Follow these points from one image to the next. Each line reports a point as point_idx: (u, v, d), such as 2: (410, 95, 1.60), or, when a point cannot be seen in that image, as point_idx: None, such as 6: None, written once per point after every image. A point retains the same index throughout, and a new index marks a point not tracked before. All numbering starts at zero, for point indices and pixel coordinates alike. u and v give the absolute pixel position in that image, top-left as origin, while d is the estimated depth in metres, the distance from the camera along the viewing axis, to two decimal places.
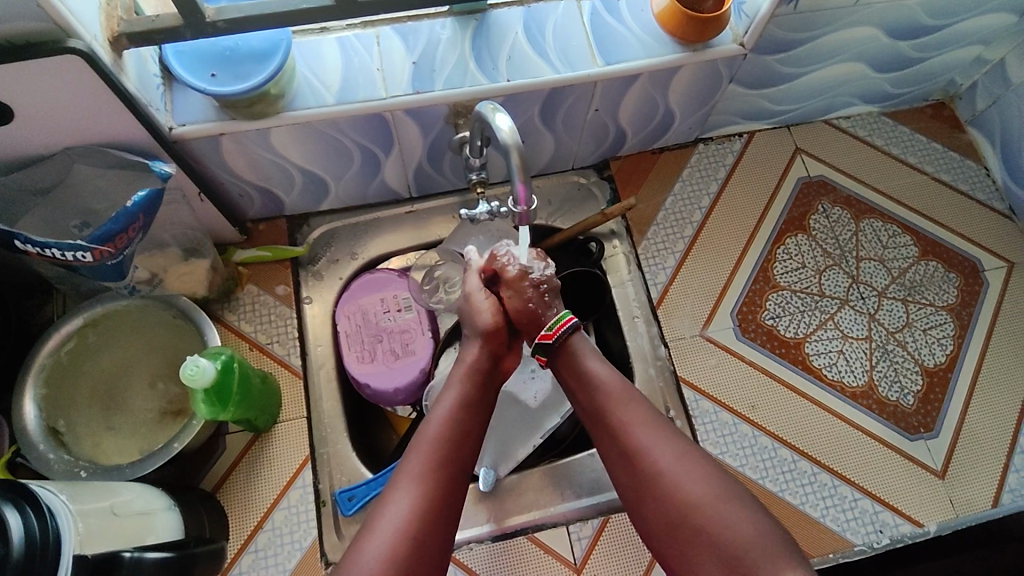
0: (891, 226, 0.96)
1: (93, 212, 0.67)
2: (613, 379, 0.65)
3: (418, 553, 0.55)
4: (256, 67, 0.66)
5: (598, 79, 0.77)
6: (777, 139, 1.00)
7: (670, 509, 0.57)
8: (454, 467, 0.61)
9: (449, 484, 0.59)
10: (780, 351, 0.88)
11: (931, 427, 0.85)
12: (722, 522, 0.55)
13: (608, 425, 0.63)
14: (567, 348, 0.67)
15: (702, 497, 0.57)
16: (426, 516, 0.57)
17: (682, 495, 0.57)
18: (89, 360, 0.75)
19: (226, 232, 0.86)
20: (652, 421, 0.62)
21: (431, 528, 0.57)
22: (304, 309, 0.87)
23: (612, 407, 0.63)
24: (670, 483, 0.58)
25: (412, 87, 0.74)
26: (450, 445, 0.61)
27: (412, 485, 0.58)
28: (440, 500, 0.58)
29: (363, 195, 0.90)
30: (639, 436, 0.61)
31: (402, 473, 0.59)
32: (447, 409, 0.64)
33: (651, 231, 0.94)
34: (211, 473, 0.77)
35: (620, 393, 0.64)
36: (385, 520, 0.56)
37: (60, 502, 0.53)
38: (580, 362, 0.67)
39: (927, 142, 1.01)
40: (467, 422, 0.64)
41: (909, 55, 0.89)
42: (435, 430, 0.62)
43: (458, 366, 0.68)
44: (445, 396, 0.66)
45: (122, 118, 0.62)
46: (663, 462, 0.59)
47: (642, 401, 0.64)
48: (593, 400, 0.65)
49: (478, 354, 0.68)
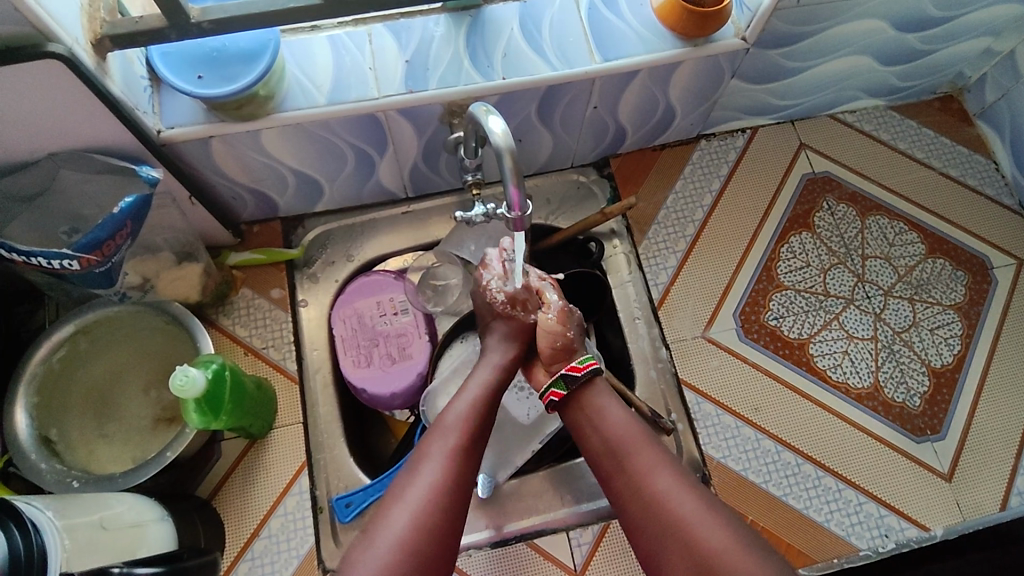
0: (898, 223, 0.94)
1: (82, 217, 0.64)
2: (629, 424, 0.65)
3: (445, 515, 0.58)
4: (243, 68, 0.64)
5: (596, 76, 0.75)
6: (780, 135, 0.98)
7: (688, 558, 0.55)
8: (480, 442, 0.64)
9: (474, 459, 0.63)
10: (784, 352, 0.86)
11: (938, 429, 0.83)
12: (743, 568, 0.53)
13: (625, 469, 0.62)
14: (591, 385, 0.68)
15: (722, 542, 0.55)
16: (453, 485, 0.60)
17: (705, 545, 0.55)
18: (82, 366, 0.74)
19: (219, 235, 0.84)
20: (671, 466, 0.61)
21: (457, 494, 0.60)
22: (300, 312, 0.86)
23: (628, 450, 0.63)
24: (694, 528, 0.56)
25: (405, 86, 0.72)
26: (478, 421, 0.65)
27: (441, 454, 0.62)
28: (466, 470, 0.62)
29: (358, 196, 0.89)
30: (656, 478, 0.60)
31: (431, 443, 0.63)
32: (477, 389, 0.68)
33: (652, 230, 0.92)
34: (207, 480, 0.77)
35: (636, 437, 0.63)
36: (415, 487, 0.59)
37: (46, 518, 0.52)
38: (597, 406, 0.67)
39: (935, 136, 0.98)
40: (494, 403, 0.68)
41: (917, 47, 0.87)
42: (465, 406, 0.66)
43: (492, 351, 0.72)
44: (476, 377, 0.69)
45: (107, 123, 0.61)
46: (683, 506, 0.57)
47: (658, 444, 0.63)
48: (607, 444, 0.64)
49: (513, 349, 0.72)
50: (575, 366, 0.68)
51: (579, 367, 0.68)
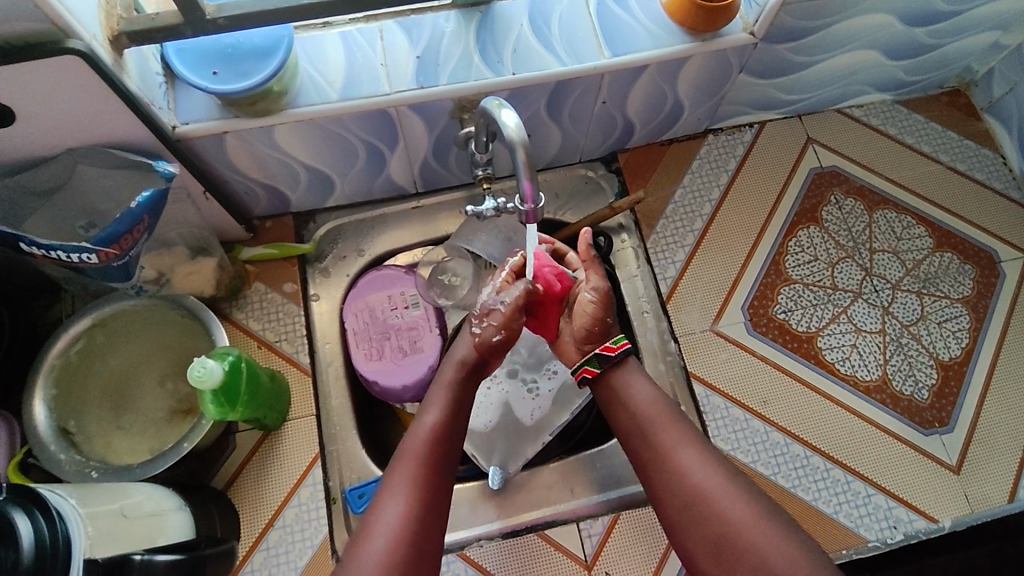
0: (905, 217, 0.94)
1: (98, 212, 0.67)
2: (655, 401, 0.66)
3: (416, 554, 0.56)
4: (257, 64, 0.65)
5: (606, 71, 0.75)
6: (787, 130, 0.98)
7: (711, 531, 0.57)
8: (443, 467, 0.61)
9: (439, 480, 0.61)
10: (792, 345, 0.87)
11: (946, 422, 0.83)
12: (764, 542, 0.55)
13: (652, 446, 0.63)
14: (623, 364, 0.69)
15: (744, 516, 0.56)
16: (420, 514, 0.57)
17: (729, 519, 0.56)
18: (99, 359, 0.75)
19: (232, 230, 0.85)
20: (697, 442, 0.62)
21: (425, 528, 0.57)
22: (312, 306, 0.87)
23: (654, 427, 0.64)
24: (718, 504, 0.57)
25: (417, 82, 0.73)
26: (441, 445, 0.62)
27: (404, 487, 0.59)
28: (431, 501, 0.59)
29: (369, 191, 0.90)
30: (681, 455, 0.61)
31: (394, 476, 0.60)
32: (437, 411, 0.64)
33: (660, 225, 0.92)
34: (222, 471, 0.78)
35: (662, 414, 0.65)
36: (382, 523, 0.56)
37: (69, 505, 0.53)
38: (625, 384, 0.67)
39: (942, 130, 0.99)
40: (457, 423, 0.65)
41: (924, 41, 0.87)
42: (426, 431, 0.62)
43: (449, 366, 0.68)
44: (435, 397, 0.66)
45: (125, 119, 0.62)
46: (707, 480, 0.59)
47: (684, 421, 0.65)
48: (634, 421, 0.65)
49: (472, 358, 0.68)
50: (609, 347, 0.69)
51: (614, 346, 0.69)
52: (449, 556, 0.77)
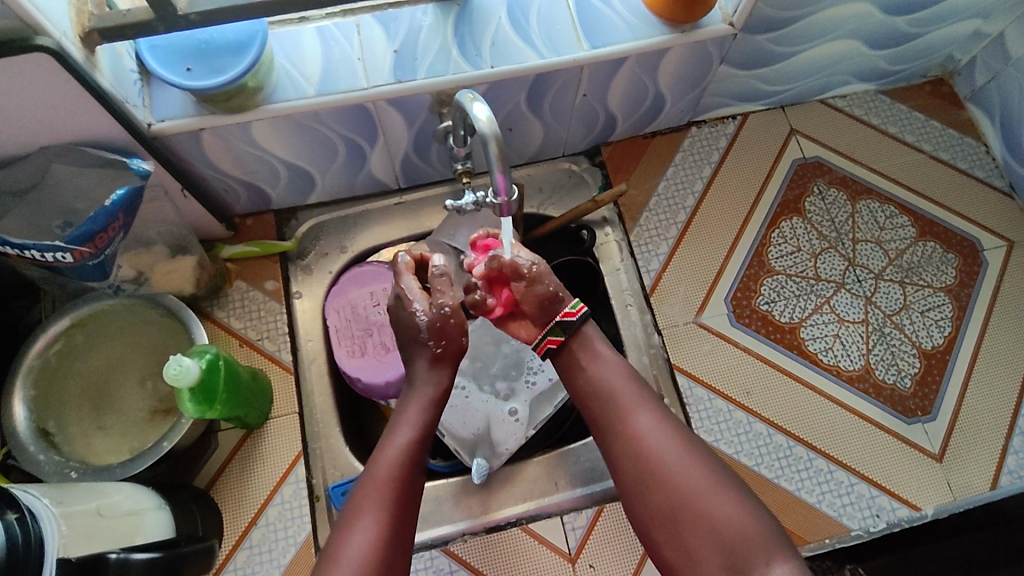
0: (888, 207, 0.94)
1: (74, 210, 0.65)
2: (616, 367, 0.66)
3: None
4: (231, 60, 0.65)
5: (584, 63, 0.75)
6: (771, 121, 0.98)
7: (665, 495, 0.58)
8: (411, 491, 0.61)
9: (408, 506, 0.60)
10: (775, 336, 0.87)
11: (929, 410, 0.84)
12: (718, 509, 0.56)
13: (609, 411, 0.63)
14: (581, 333, 0.67)
15: (699, 484, 0.57)
16: (390, 541, 0.57)
17: (685, 484, 0.57)
18: (78, 359, 0.75)
19: (212, 228, 0.85)
20: (654, 408, 0.62)
21: (393, 552, 0.57)
22: (294, 303, 0.86)
23: (614, 392, 0.64)
24: (675, 469, 0.58)
25: (394, 76, 0.73)
26: (411, 469, 0.62)
27: (374, 512, 0.58)
28: (399, 525, 0.59)
29: (350, 187, 0.89)
30: (640, 421, 0.62)
31: (364, 499, 0.59)
32: (407, 433, 0.63)
33: (644, 217, 0.92)
34: (204, 470, 0.77)
35: (622, 380, 0.64)
36: (351, 549, 0.55)
37: (43, 506, 0.53)
38: (588, 347, 0.67)
39: (925, 119, 0.99)
40: (424, 446, 0.64)
41: (905, 31, 0.87)
42: (396, 455, 0.62)
43: (422, 389, 0.67)
44: (405, 418, 0.65)
45: (97, 117, 0.61)
46: (664, 447, 0.60)
47: (644, 389, 0.65)
48: (591, 385, 0.65)
49: (442, 382, 0.67)
50: (567, 312, 0.66)
51: (574, 311, 0.66)
52: (432, 551, 0.77)
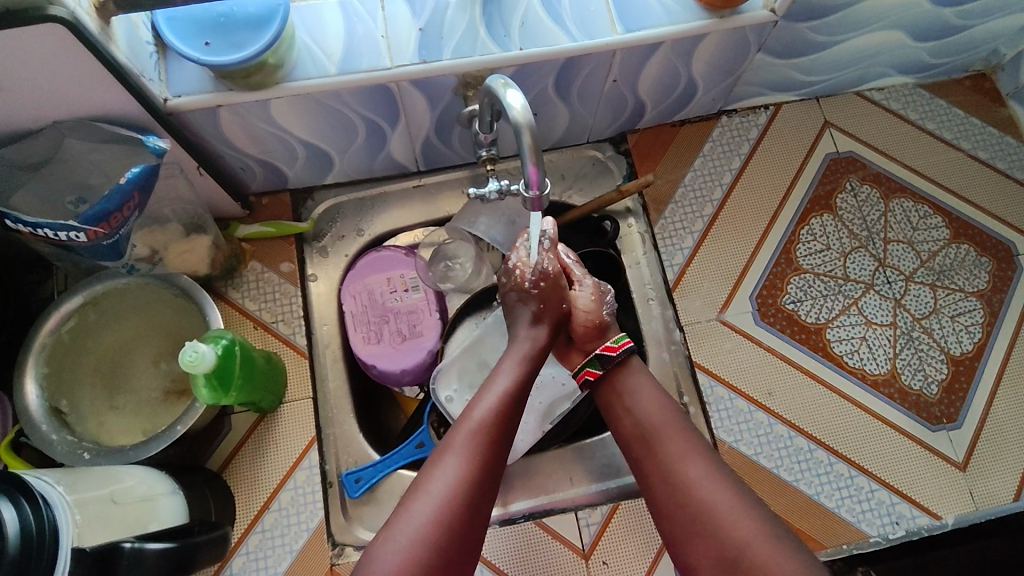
0: (922, 206, 0.91)
1: (89, 187, 0.64)
2: (665, 412, 0.66)
3: (463, 516, 0.56)
4: (252, 35, 0.62)
5: (617, 48, 0.72)
6: (804, 112, 0.95)
7: (717, 545, 0.55)
8: (502, 442, 0.61)
9: (500, 454, 0.61)
10: (800, 337, 0.85)
11: (954, 418, 0.82)
12: (772, 560, 0.53)
13: (656, 458, 0.63)
14: (627, 367, 0.70)
15: (750, 531, 0.55)
16: (476, 478, 0.58)
17: (733, 531, 0.55)
18: (88, 338, 0.74)
19: (228, 207, 0.83)
20: (695, 448, 0.62)
21: (481, 490, 0.58)
22: (310, 287, 0.85)
23: (661, 436, 0.64)
24: (721, 515, 0.56)
25: (419, 56, 0.70)
26: (502, 421, 0.62)
27: (462, 452, 0.59)
28: (487, 471, 0.59)
29: (369, 169, 0.87)
30: (690, 466, 0.60)
31: (456, 436, 0.60)
32: (502, 386, 0.64)
33: (669, 209, 0.90)
34: (216, 454, 0.77)
35: (669, 426, 0.64)
36: (437, 480, 0.57)
37: (56, 492, 0.52)
38: (629, 392, 0.68)
39: (965, 116, 0.95)
40: (518, 402, 0.64)
41: (951, 23, 0.83)
42: (488, 405, 0.62)
43: (518, 346, 0.68)
44: (503, 371, 0.66)
45: (112, 90, 0.59)
46: (714, 492, 0.58)
47: (694, 433, 0.64)
48: (642, 427, 0.65)
49: (541, 339, 0.69)
50: (609, 347, 0.70)
51: (616, 347, 0.70)
52: None
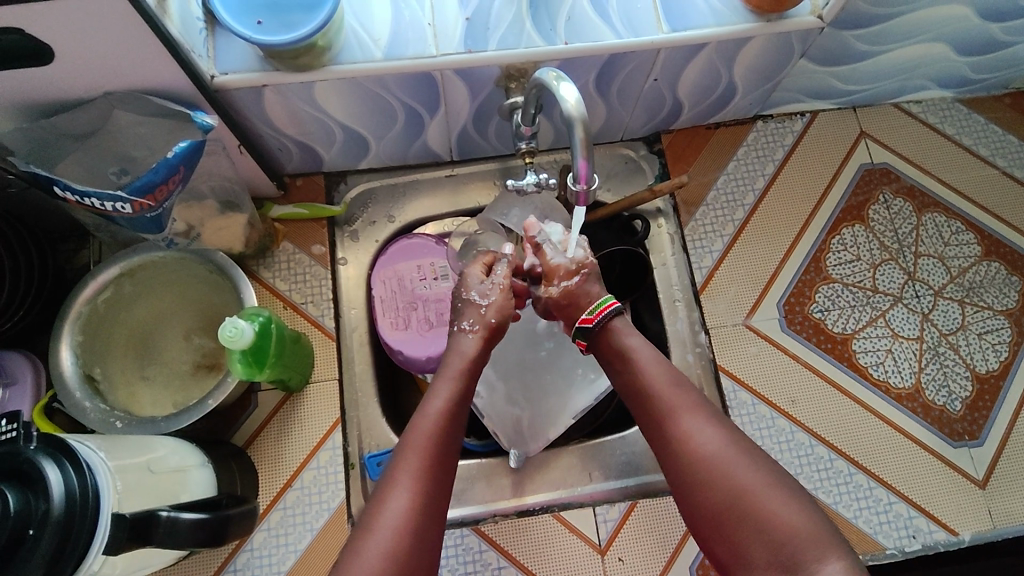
0: (955, 222, 0.90)
1: (132, 159, 0.66)
2: (657, 363, 0.63)
3: (421, 546, 0.53)
4: (304, 16, 0.62)
5: (662, 47, 0.71)
6: (840, 121, 0.94)
7: (714, 495, 0.55)
8: (447, 461, 0.59)
9: (444, 475, 0.58)
10: (826, 346, 0.85)
11: (976, 435, 0.82)
12: (774, 510, 0.53)
13: (651, 410, 0.61)
14: (608, 331, 0.66)
15: (752, 482, 0.54)
16: (425, 508, 0.55)
17: (731, 482, 0.54)
18: (124, 308, 0.75)
19: (263, 186, 0.84)
20: (695, 402, 0.60)
21: (433, 519, 0.55)
22: (339, 270, 0.86)
23: (656, 391, 0.61)
24: (719, 467, 0.55)
25: (464, 45, 0.70)
26: (447, 435, 0.59)
27: (409, 479, 0.56)
28: (434, 495, 0.56)
29: (403, 156, 0.87)
30: (685, 419, 0.59)
31: (399, 466, 0.57)
32: (442, 401, 0.61)
33: (700, 211, 0.90)
34: (242, 430, 0.78)
35: (663, 378, 0.62)
36: (385, 515, 0.54)
37: (98, 458, 0.54)
38: (623, 344, 0.65)
39: (1002, 133, 0.94)
40: (460, 413, 0.62)
41: (997, 38, 0.82)
42: (430, 423, 0.59)
43: (455, 357, 0.65)
44: (441, 387, 0.63)
45: (165, 64, 0.59)
46: (712, 446, 0.57)
47: (688, 385, 0.62)
48: (639, 385, 0.63)
49: (479, 347, 0.66)
50: (586, 318, 0.66)
51: (592, 317, 0.66)
52: (462, 529, 0.77)
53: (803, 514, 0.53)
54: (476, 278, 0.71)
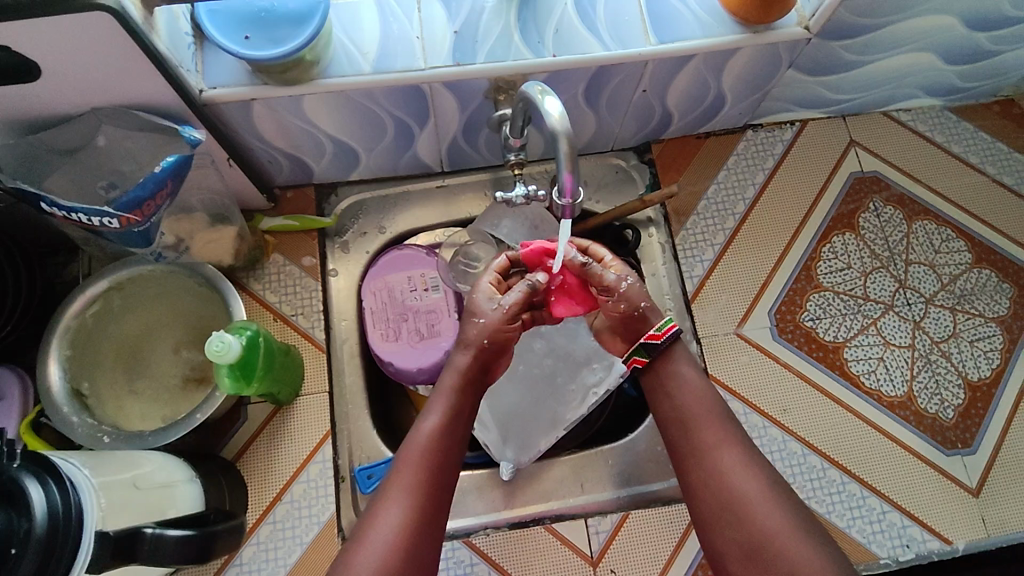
0: (945, 229, 0.91)
1: (121, 174, 0.65)
2: (704, 397, 0.65)
3: (415, 560, 0.54)
4: (292, 31, 0.62)
5: (650, 59, 0.72)
6: (830, 129, 0.95)
7: (745, 535, 0.57)
8: (441, 477, 0.59)
9: (437, 492, 0.58)
10: (818, 354, 0.85)
11: (969, 443, 0.82)
12: (799, 555, 0.54)
13: (692, 441, 0.62)
14: (670, 354, 0.67)
15: (780, 526, 0.56)
16: (416, 524, 0.56)
17: (762, 523, 0.56)
18: (113, 322, 0.75)
19: (253, 198, 0.84)
20: (734, 439, 0.62)
21: (423, 533, 0.56)
22: (330, 281, 0.86)
23: (698, 425, 0.63)
24: (752, 507, 0.57)
25: (453, 59, 0.70)
26: (440, 452, 0.60)
27: (402, 494, 0.56)
28: (428, 509, 0.57)
29: (393, 166, 0.87)
30: (725, 455, 0.60)
31: (392, 481, 0.58)
32: (438, 416, 0.61)
33: (691, 220, 0.90)
34: (232, 443, 0.77)
35: (708, 412, 0.63)
36: (377, 529, 0.54)
37: (82, 474, 0.54)
38: (671, 376, 0.66)
39: (991, 141, 0.95)
40: (456, 429, 0.62)
41: (984, 47, 0.83)
42: (424, 439, 0.60)
43: (449, 372, 0.65)
44: (436, 402, 0.63)
45: (152, 80, 0.59)
46: (750, 485, 0.58)
47: (729, 421, 0.63)
48: (682, 418, 0.64)
49: (469, 362, 0.65)
50: (654, 335, 0.67)
51: (660, 334, 0.67)
52: (454, 542, 0.76)
53: None
54: (485, 298, 0.68)
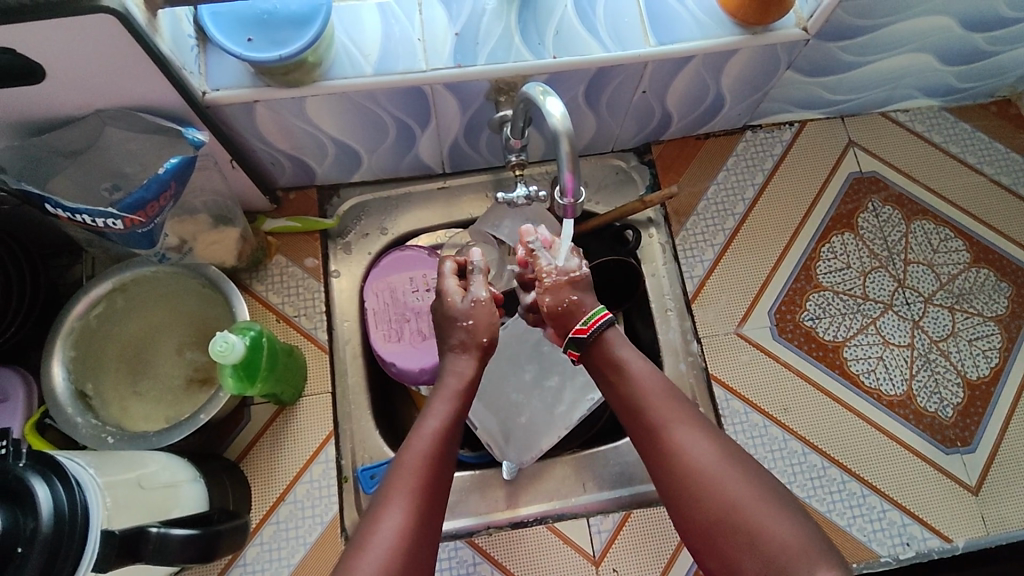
0: (943, 229, 0.91)
1: (123, 174, 0.66)
2: (653, 377, 0.64)
3: (416, 564, 0.54)
4: (294, 34, 0.63)
5: (649, 59, 0.72)
6: (828, 130, 0.95)
7: (708, 509, 0.56)
8: (441, 482, 0.59)
9: (438, 497, 0.58)
10: (818, 354, 0.85)
11: (968, 442, 0.82)
12: (763, 523, 0.53)
13: (646, 421, 0.61)
14: (603, 343, 0.66)
15: (743, 495, 0.55)
16: (418, 528, 0.55)
17: (726, 495, 0.55)
18: (118, 323, 0.75)
19: (255, 200, 0.84)
20: (690, 416, 0.61)
21: (425, 538, 0.55)
22: (332, 282, 0.86)
23: (652, 404, 0.62)
24: (710, 480, 0.56)
25: (454, 60, 0.70)
26: (441, 456, 0.60)
27: (404, 498, 0.56)
28: (429, 514, 0.57)
29: (395, 168, 0.88)
30: (679, 431, 0.59)
31: (393, 485, 0.57)
32: (437, 421, 0.61)
33: (691, 221, 0.90)
34: (235, 443, 0.78)
35: (659, 390, 0.63)
36: (379, 534, 0.54)
37: (88, 475, 0.54)
38: (618, 358, 0.65)
39: (989, 141, 0.95)
40: (456, 434, 0.62)
41: (981, 47, 0.83)
42: (425, 444, 0.59)
43: (452, 378, 0.65)
44: (437, 407, 0.63)
45: (156, 82, 0.60)
46: (707, 459, 0.57)
47: (684, 400, 0.63)
48: (635, 399, 0.63)
49: (475, 369, 0.66)
50: (580, 329, 0.66)
51: (586, 328, 0.66)
52: (456, 542, 0.76)
53: (796, 525, 0.53)
54: (455, 295, 0.68)
